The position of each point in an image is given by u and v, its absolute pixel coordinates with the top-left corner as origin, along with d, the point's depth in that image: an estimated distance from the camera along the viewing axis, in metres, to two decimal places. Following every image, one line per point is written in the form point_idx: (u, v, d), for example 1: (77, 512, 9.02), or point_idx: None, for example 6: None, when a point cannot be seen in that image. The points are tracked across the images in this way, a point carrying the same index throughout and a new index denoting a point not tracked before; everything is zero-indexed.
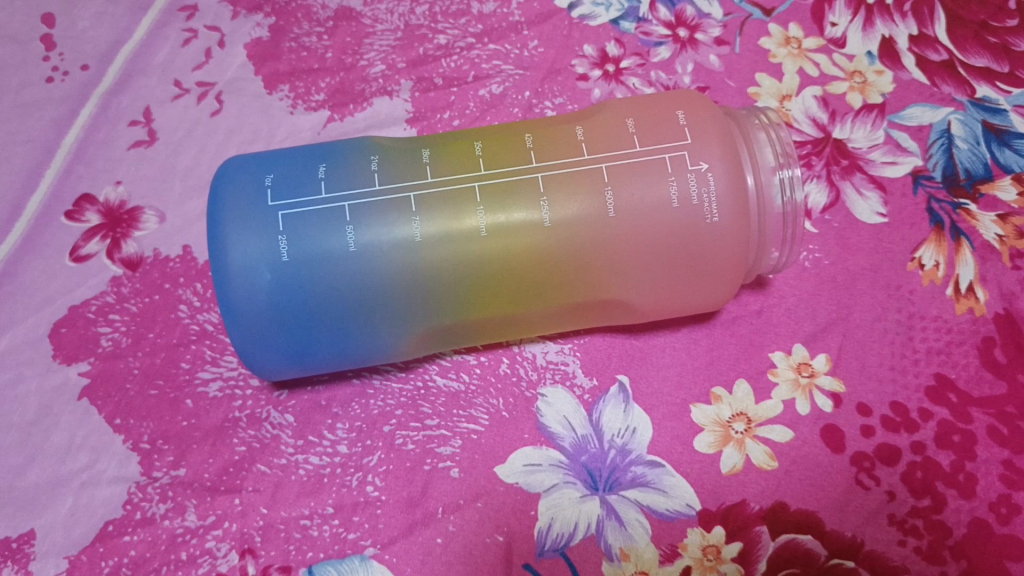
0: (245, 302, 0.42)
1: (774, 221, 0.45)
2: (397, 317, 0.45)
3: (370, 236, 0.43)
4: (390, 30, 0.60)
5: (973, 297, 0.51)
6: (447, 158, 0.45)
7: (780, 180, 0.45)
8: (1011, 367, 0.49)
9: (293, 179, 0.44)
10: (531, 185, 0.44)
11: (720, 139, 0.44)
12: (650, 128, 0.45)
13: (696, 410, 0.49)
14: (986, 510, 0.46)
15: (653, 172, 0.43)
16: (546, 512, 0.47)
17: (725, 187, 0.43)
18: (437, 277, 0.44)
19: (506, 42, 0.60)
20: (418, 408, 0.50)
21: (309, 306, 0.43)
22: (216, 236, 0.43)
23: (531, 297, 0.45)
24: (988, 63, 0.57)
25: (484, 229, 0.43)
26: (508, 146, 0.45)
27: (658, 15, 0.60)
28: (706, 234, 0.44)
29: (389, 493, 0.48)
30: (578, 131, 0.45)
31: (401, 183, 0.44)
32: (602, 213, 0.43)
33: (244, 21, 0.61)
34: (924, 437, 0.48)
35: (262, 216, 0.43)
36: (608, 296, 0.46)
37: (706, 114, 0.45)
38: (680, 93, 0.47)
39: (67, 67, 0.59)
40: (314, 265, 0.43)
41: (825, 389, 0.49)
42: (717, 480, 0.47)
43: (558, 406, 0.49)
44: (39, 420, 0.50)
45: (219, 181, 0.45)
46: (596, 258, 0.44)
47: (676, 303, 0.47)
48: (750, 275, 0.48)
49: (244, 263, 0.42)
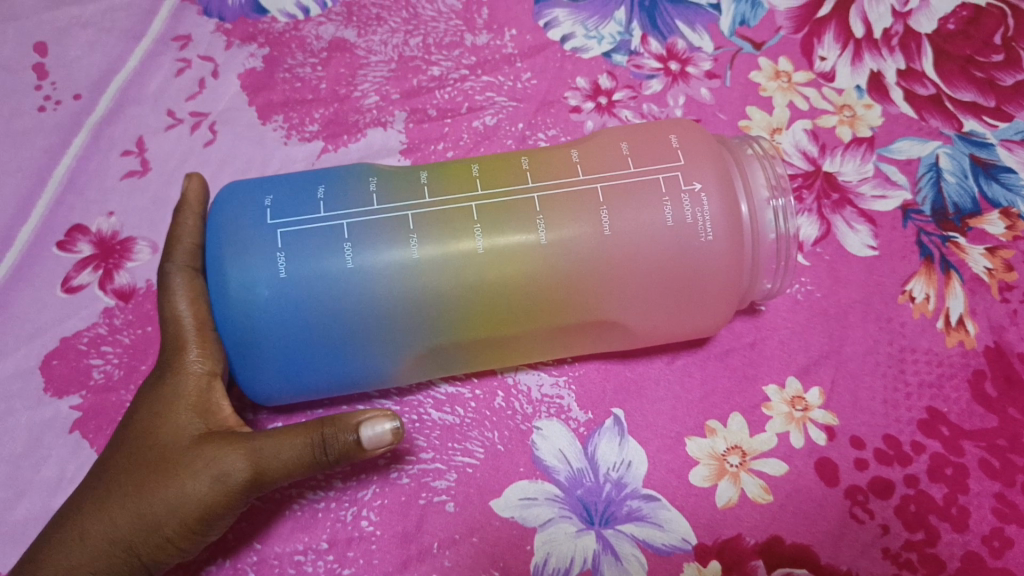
0: (241, 320, 0.42)
1: (767, 246, 0.46)
2: (393, 339, 0.45)
3: (368, 255, 0.43)
4: (384, 61, 0.61)
5: (963, 330, 0.51)
6: (445, 180, 0.45)
7: (774, 208, 0.45)
8: (1001, 401, 0.49)
9: (293, 199, 0.44)
10: (528, 205, 0.44)
11: (713, 162, 0.45)
12: (644, 152, 0.45)
13: (691, 443, 0.49)
14: (979, 544, 0.46)
15: (649, 192, 0.44)
16: (542, 547, 0.47)
17: (719, 209, 0.44)
18: (433, 297, 0.43)
19: (499, 74, 0.60)
20: (413, 441, 0.50)
21: (304, 327, 0.43)
22: (214, 253, 0.42)
23: (526, 321, 0.45)
24: (974, 97, 0.58)
25: (480, 247, 0.43)
26: (505, 169, 0.46)
27: (649, 48, 0.61)
28: (701, 254, 0.44)
29: (384, 528, 0.47)
30: (574, 155, 0.46)
31: (399, 203, 0.44)
32: (598, 233, 0.43)
33: (237, 51, 0.61)
34: (917, 470, 0.48)
35: (260, 234, 0.43)
36: (605, 317, 0.46)
37: (698, 139, 0.46)
38: (671, 122, 0.48)
39: (59, 96, 0.59)
40: (311, 283, 0.42)
41: (819, 422, 0.49)
42: (712, 514, 0.47)
43: (553, 439, 0.49)
44: (29, 453, 0.50)
45: (216, 201, 0.45)
46: (591, 278, 0.44)
47: (670, 327, 0.47)
48: (744, 303, 0.48)
49: (242, 281, 0.42)
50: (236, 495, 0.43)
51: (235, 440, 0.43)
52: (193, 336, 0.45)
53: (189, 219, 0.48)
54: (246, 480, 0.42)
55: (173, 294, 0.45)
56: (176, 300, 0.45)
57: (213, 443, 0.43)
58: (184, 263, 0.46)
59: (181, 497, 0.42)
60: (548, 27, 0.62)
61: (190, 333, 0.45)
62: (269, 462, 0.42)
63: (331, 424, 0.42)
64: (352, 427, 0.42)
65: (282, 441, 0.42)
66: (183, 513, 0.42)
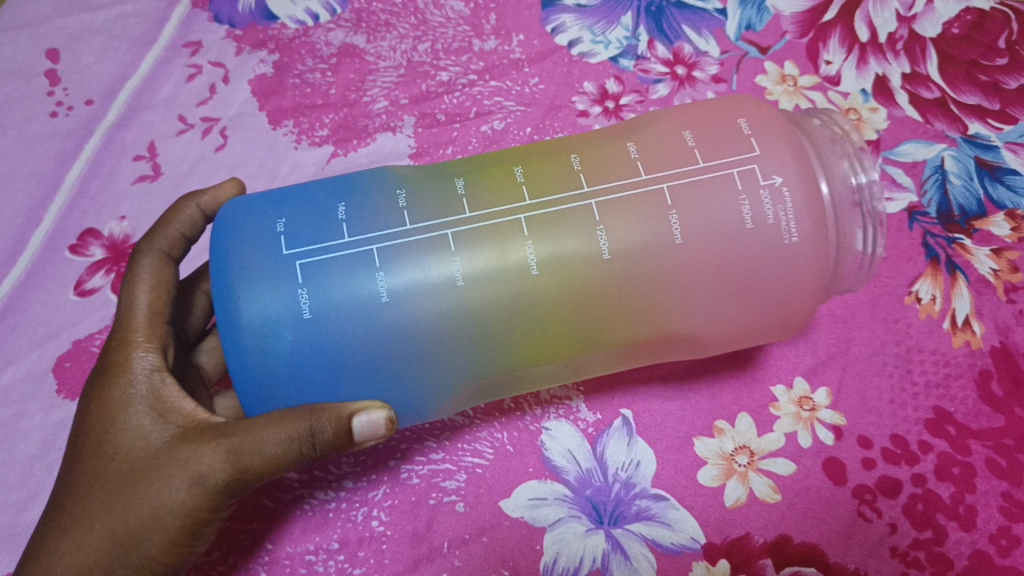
0: (262, 363, 0.39)
1: (855, 243, 0.43)
2: (439, 366, 0.41)
3: (402, 280, 0.39)
4: (394, 66, 0.61)
5: (970, 330, 0.51)
6: (484, 188, 0.42)
7: (860, 189, 0.42)
8: (1008, 401, 0.50)
9: (311, 221, 0.40)
10: (585, 213, 0.41)
11: (791, 149, 0.41)
12: (709, 142, 0.42)
13: (699, 443, 0.49)
14: (987, 542, 0.47)
15: (723, 188, 0.41)
16: (551, 547, 0.47)
17: (802, 203, 0.41)
18: (483, 319, 0.40)
19: (507, 80, 0.61)
20: (423, 442, 0.50)
21: (332, 364, 0.39)
22: (224, 294, 0.38)
23: (589, 334, 0.42)
24: (980, 100, 0.58)
25: (535, 267, 0.40)
26: (550, 172, 0.42)
27: (656, 53, 0.61)
28: (783, 257, 0.41)
29: (394, 527, 0.48)
30: (630, 149, 0.42)
31: (436, 218, 0.41)
32: (666, 240, 0.40)
33: (248, 57, 0.61)
34: (924, 469, 0.48)
35: (279, 264, 0.39)
36: (672, 331, 0.43)
37: (771, 125, 0.42)
38: (733, 100, 0.45)
39: (72, 102, 0.60)
40: (340, 317, 0.39)
41: (827, 422, 0.49)
42: (721, 513, 0.48)
43: (562, 440, 0.50)
44: (43, 455, 0.50)
45: (219, 227, 0.41)
46: (660, 287, 0.41)
47: (742, 329, 0.44)
48: (826, 298, 0.45)
49: (260, 321, 0.38)
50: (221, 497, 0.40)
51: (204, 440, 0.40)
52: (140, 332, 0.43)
53: (188, 210, 0.48)
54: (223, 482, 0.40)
55: (134, 286, 0.45)
56: (137, 292, 0.45)
57: (184, 443, 0.41)
58: (157, 250, 0.46)
59: (161, 506, 0.40)
60: (556, 33, 0.62)
61: (141, 326, 0.44)
62: (245, 460, 0.39)
63: (312, 418, 0.39)
64: (336, 414, 0.39)
65: (260, 436, 0.39)
66: (163, 520, 0.40)
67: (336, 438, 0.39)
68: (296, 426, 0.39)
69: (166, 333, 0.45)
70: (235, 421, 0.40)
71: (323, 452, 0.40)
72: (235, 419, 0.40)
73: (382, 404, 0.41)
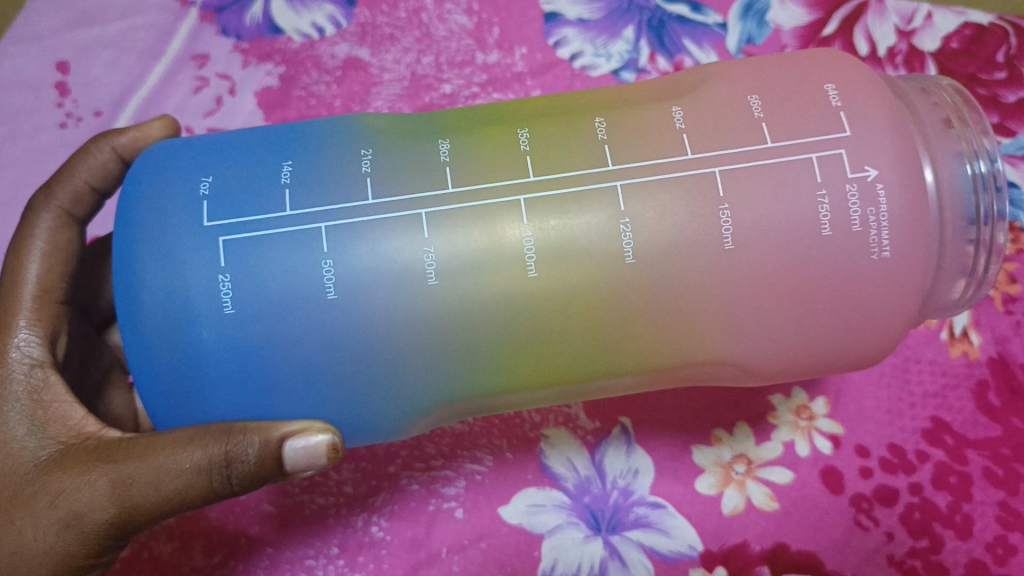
0: (169, 358, 0.35)
1: (955, 249, 0.39)
2: (412, 374, 0.37)
3: (351, 268, 0.35)
4: (397, 79, 0.62)
5: (967, 341, 0.51)
6: (473, 153, 0.37)
7: (971, 176, 0.38)
8: (1005, 411, 0.50)
9: (245, 188, 0.36)
10: (607, 197, 0.36)
11: (891, 130, 0.36)
12: (777, 120, 0.37)
13: (697, 452, 0.50)
14: (983, 551, 0.47)
15: (799, 177, 0.36)
16: (549, 553, 0.48)
17: (900, 205, 0.35)
18: (468, 323, 0.36)
19: (510, 92, 0.61)
20: (423, 449, 0.50)
21: (261, 369, 0.36)
22: (122, 266, 0.35)
23: (594, 349, 0.37)
24: None
25: (533, 269, 0.36)
26: (564, 142, 0.37)
27: (657, 66, 0.62)
28: (866, 273, 0.36)
29: (394, 533, 0.48)
30: (676, 115, 0.37)
31: (408, 192, 0.36)
32: (716, 246, 0.36)
33: (254, 70, 0.62)
34: (921, 479, 0.49)
35: (202, 239, 0.35)
36: (709, 356, 0.38)
37: (869, 95, 0.37)
38: (835, 61, 0.39)
39: (81, 113, 0.61)
40: (269, 312, 0.35)
41: (825, 431, 0.50)
42: (718, 520, 0.48)
43: (561, 448, 0.50)
44: None
45: (132, 185, 0.37)
46: (700, 297, 0.36)
47: (810, 359, 0.39)
48: (921, 318, 0.41)
49: (165, 307, 0.35)
50: (106, 536, 0.37)
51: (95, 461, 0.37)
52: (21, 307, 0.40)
53: (101, 153, 0.46)
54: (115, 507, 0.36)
55: (26, 253, 0.42)
56: (27, 261, 0.41)
57: (67, 465, 0.37)
58: (58, 206, 0.43)
59: (41, 540, 0.36)
60: (557, 46, 0.63)
61: (24, 296, 0.40)
62: (143, 492, 0.36)
63: (228, 441, 0.36)
64: (262, 437, 0.36)
65: (163, 462, 0.36)
66: (38, 559, 0.36)
67: (258, 465, 0.36)
68: (208, 450, 0.36)
69: (56, 311, 0.41)
70: (130, 441, 0.37)
71: (239, 483, 0.37)
72: (130, 439, 0.37)
73: (324, 425, 0.37)
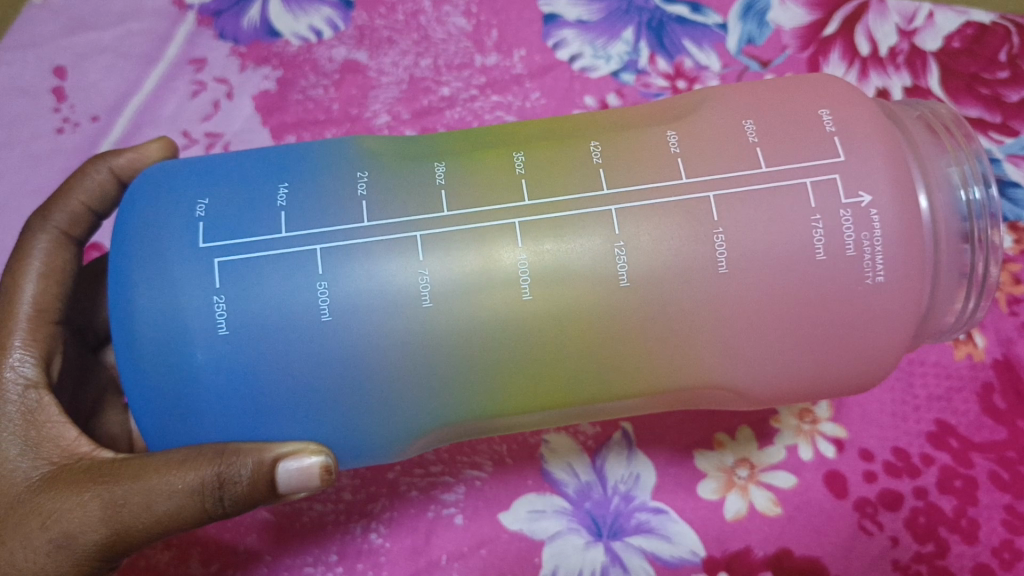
0: (162, 381, 0.35)
1: (949, 276, 0.38)
2: (406, 401, 0.36)
3: (348, 293, 0.35)
4: (395, 82, 0.62)
5: (972, 342, 0.51)
6: (467, 176, 0.37)
7: (965, 201, 0.37)
8: (1011, 413, 0.49)
9: (240, 210, 0.36)
10: (601, 220, 0.35)
11: (885, 154, 0.36)
12: (768, 133, 0.36)
13: (699, 456, 0.49)
14: (989, 556, 0.47)
15: (796, 203, 0.35)
16: (550, 560, 0.47)
17: (892, 230, 0.35)
18: (463, 348, 0.35)
19: (509, 94, 0.61)
20: (423, 455, 0.50)
21: (252, 394, 0.35)
22: (115, 287, 0.35)
23: (588, 375, 0.37)
24: (981, 113, 0.58)
25: (528, 292, 0.35)
26: (558, 163, 0.37)
27: (657, 68, 0.61)
28: (861, 296, 0.36)
29: (394, 540, 0.48)
30: (670, 138, 0.37)
31: (405, 214, 0.36)
32: (713, 269, 0.35)
33: (252, 74, 0.62)
34: (926, 482, 0.48)
35: (196, 261, 0.35)
36: (711, 381, 0.38)
37: (862, 115, 0.37)
38: (824, 83, 0.39)
39: (78, 118, 0.61)
40: (262, 336, 0.34)
41: (828, 435, 0.49)
42: (721, 526, 0.48)
43: (562, 454, 0.49)
44: None
45: (127, 204, 0.36)
46: (697, 320, 0.36)
47: (807, 384, 0.38)
48: (916, 344, 0.40)
49: (157, 330, 0.34)
50: (97, 556, 0.37)
51: (88, 482, 0.36)
52: (16, 327, 0.40)
53: (99, 174, 0.45)
54: (111, 528, 0.36)
55: (21, 275, 0.41)
56: (22, 283, 0.41)
57: (59, 487, 0.37)
58: (54, 227, 0.43)
59: (36, 561, 0.36)
60: (557, 48, 0.62)
61: (19, 321, 0.40)
62: (135, 514, 0.36)
63: (220, 464, 0.35)
64: (255, 459, 0.35)
65: (156, 484, 0.36)
66: None
67: (251, 486, 0.36)
68: (200, 472, 0.35)
69: (52, 333, 0.41)
70: (122, 461, 0.37)
71: (231, 503, 0.37)
72: (123, 459, 0.37)
73: (318, 447, 0.37)
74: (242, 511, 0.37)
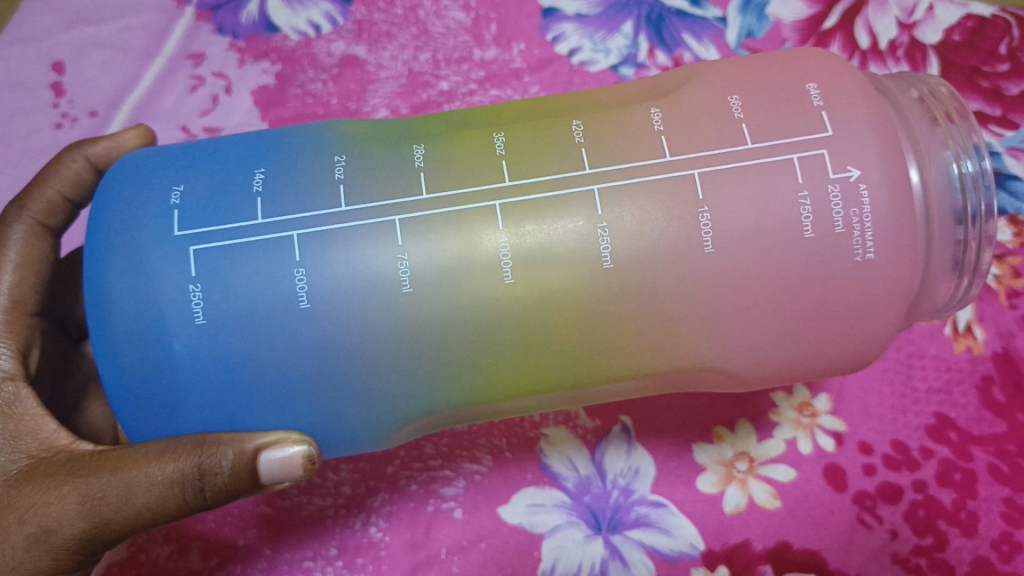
0: (141, 370, 0.35)
1: (943, 254, 0.38)
2: (393, 384, 0.36)
3: (327, 277, 0.35)
4: (394, 76, 0.62)
5: (971, 336, 0.51)
6: (453, 158, 0.37)
7: (958, 176, 0.37)
8: (1010, 406, 0.49)
9: (217, 196, 0.36)
10: (587, 202, 0.35)
11: (873, 127, 0.35)
12: (767, 121, 0.36)
13: (699, 449, 0.49)
14: (988, 548, 0.47)
15: (784, 178, 0.35)
16: (550, 553, 0.47)
17: (882, 204, 0.35)
18: (445, 332, 0.35)
19: (507, 88, 0.61)
20: (422, 449, 0.50)
21: (235, 378, 0.35)
22: (92, 278, 0.35)
23: (572, 358, 0.37)
24: (981, 106, 0.58)
25: (510, 276, 0.35)
26: (542, 143, 0.37)
27: (657, 61, 0.61)
28: (848, 276, 0.36)
29: (393, 534, 0.48)
30: (654, 115, 0.37)
31: (383, 198, 0.36)
32: (695, 251, 0.35)
33: (250, 68, 0.62)
34: (925, 475, 0.48)
35: (174, 249, 0.35)
36: (693, 362, 0.38)
37: (853, 90, 0.37)
38: (817, 57, 0.39)
39: (76, 113, 0.61)
40: (242, 322, 0.34)
41: (827, 428, 0.49)
42: (720, 519, 0.48)
43: (560, 447, 0.49)
44: None
45: (101, 196, 0.36)
46: (678, 305, 0.36)
47: (796, 363, 0.38)
48: (909, 322, 0.40)
49: (135, 318, 0.34)
50: (75, 551, 0.36)
51: (66, 476, 0.36)
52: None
53: (74, 163, 0.45)
54: (89, 521, 0.36)
55: None
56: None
57: (36, 481, 0.37)
58: (30, 216, 0.43)
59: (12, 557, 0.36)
60: (556, 42, 0.62)
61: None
62: (114, 506, 0.36)
63: (201, 454, 0.35)
64: (236, 449, 0.36)
65: (136, 476, 0.36)
66: None
67: (233, 478, 0.36)
68: (182, 462, 0.35)
69: (29, 324, 0.41)
70: (101, 455, 0.37)
71: (212, 496, 0.37)
72: (102, 453, 0.37)
73: (300, 436, 0.37)
74: (222, 504, 0.37)
